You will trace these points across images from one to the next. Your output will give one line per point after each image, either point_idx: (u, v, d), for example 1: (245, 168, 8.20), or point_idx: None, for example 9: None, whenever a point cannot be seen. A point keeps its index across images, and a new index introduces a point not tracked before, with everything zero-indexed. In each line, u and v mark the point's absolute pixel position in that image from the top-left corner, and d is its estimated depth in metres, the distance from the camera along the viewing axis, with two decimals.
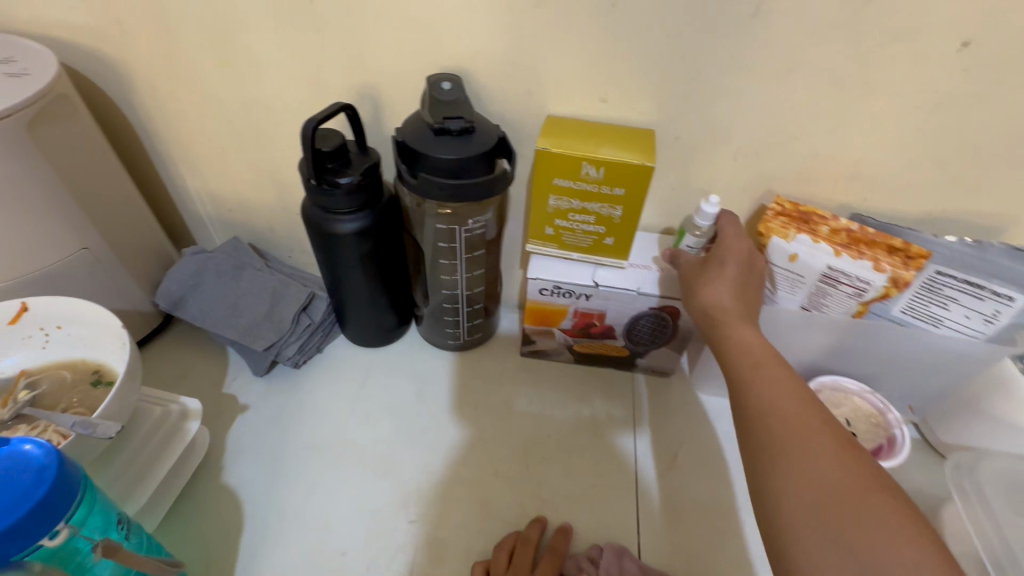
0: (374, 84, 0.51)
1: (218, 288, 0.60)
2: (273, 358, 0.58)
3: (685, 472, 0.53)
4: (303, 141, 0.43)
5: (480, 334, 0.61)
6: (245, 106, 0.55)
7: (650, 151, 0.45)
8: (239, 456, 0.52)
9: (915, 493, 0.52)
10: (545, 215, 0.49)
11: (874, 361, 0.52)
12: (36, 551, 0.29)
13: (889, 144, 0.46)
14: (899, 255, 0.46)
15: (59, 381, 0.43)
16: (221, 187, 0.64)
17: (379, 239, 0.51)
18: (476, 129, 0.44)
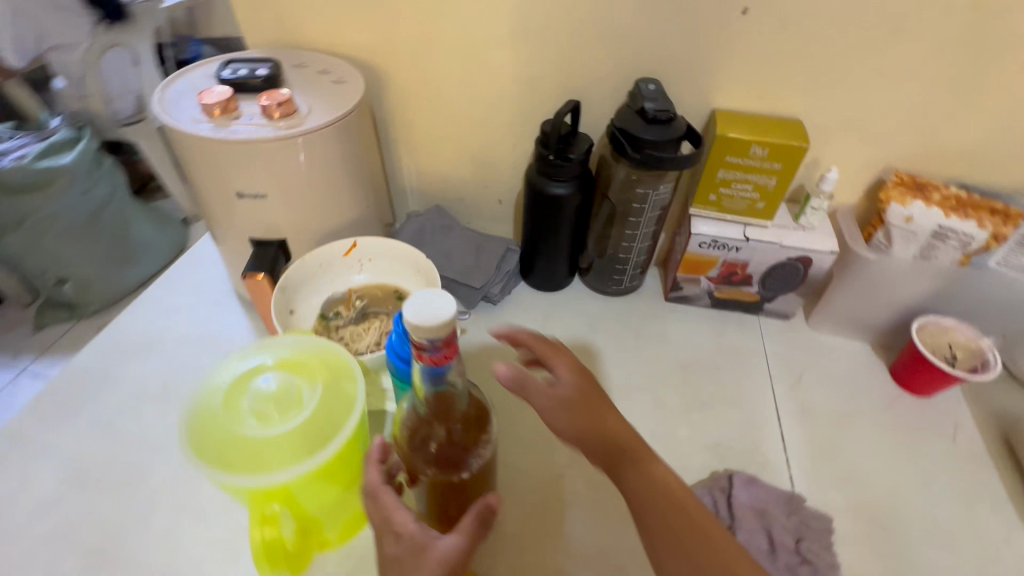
0: (579, 85, 0.67)
1: (436, 242, 0.78)
2: (482, 296, 0.75)
3: (810, 388, 0.68)
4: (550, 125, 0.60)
5: (636, 282, 0.78)
6: (471, 102, 0.72)
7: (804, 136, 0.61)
8: (468, 362, 0.71)
9: (1000, 409, 0.66)
10: (713, 184, 0.65)
11: (972, 303, 0.65)
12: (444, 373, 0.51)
13: (993, 130, 0.59)
14: (1000, 217, 0.59)
15: (376, 295, 0.62)
16: (430, 165, 0.82)
17: (579, 203, 0.68)
18: (674, 119, 0.60)
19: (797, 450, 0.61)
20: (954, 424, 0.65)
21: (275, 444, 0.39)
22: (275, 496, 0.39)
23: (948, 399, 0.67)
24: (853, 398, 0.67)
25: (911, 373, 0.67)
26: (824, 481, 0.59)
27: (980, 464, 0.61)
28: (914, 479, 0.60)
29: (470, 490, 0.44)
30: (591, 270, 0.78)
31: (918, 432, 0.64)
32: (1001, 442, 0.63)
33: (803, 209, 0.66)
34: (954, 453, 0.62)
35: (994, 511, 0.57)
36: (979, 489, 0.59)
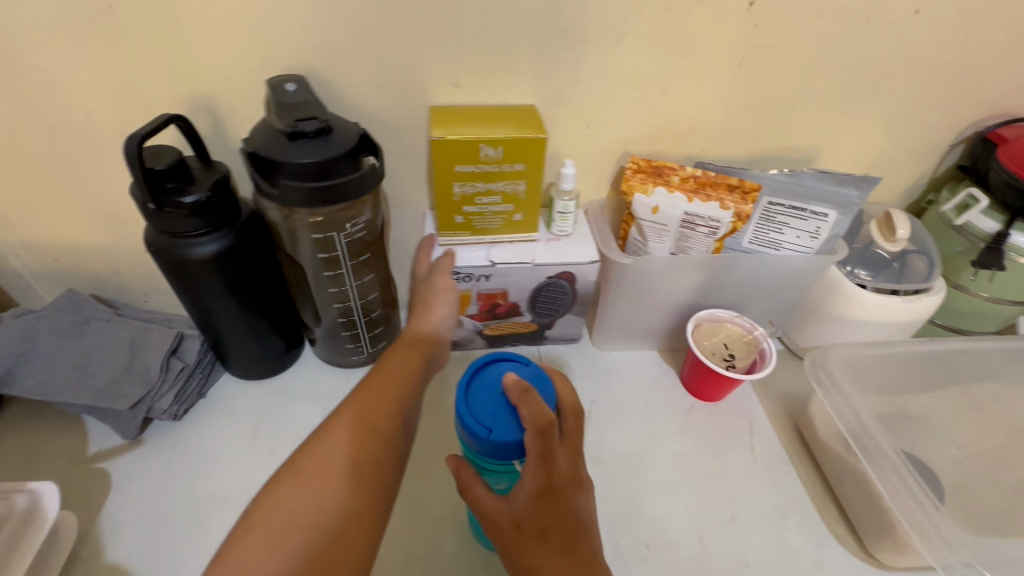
0: (208, 93, 0.46)
1: (57, 351, 0.52)
2: (146, 415, 0.51)
3: (601, 426, 0.56)
4: (132, 161, 0.39)
5: (385, 343, 0.59)
6: (53, 136, 0.47)
7: (541, 124, 0.45)
8: (124, 529, 0.46)
9: (787, 394, 0.60)
10: (452, 204, 0.47)
11: (737, 289, 0.58)
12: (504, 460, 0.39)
13: (710, 98, 0.52)
14: (739, 192, 0.52)
15: None
16: (41, 235, 0.54)
17: (239, 262, 0.47)
18: (334, 130, 0.42)
19: None
20: (749, 428, 0.57)
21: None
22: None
23: (739, 398, 0.60)
24: (647, 425, 0.57)
25: (697, 380, 0.58)
26: (623, 555, 0.47)
27: (779, 467, 0.54)
28: (719, 513, 0.50)
29: None
30: (317, 340, 0.58)
31: (716, 447, 0.55)
32: (794, 434, 0.57)
33: (553, 214, 0.51)
34: (754, 462, 0.54)
35: (800, 527, 0.50)
36: (783, 502, 0.51)
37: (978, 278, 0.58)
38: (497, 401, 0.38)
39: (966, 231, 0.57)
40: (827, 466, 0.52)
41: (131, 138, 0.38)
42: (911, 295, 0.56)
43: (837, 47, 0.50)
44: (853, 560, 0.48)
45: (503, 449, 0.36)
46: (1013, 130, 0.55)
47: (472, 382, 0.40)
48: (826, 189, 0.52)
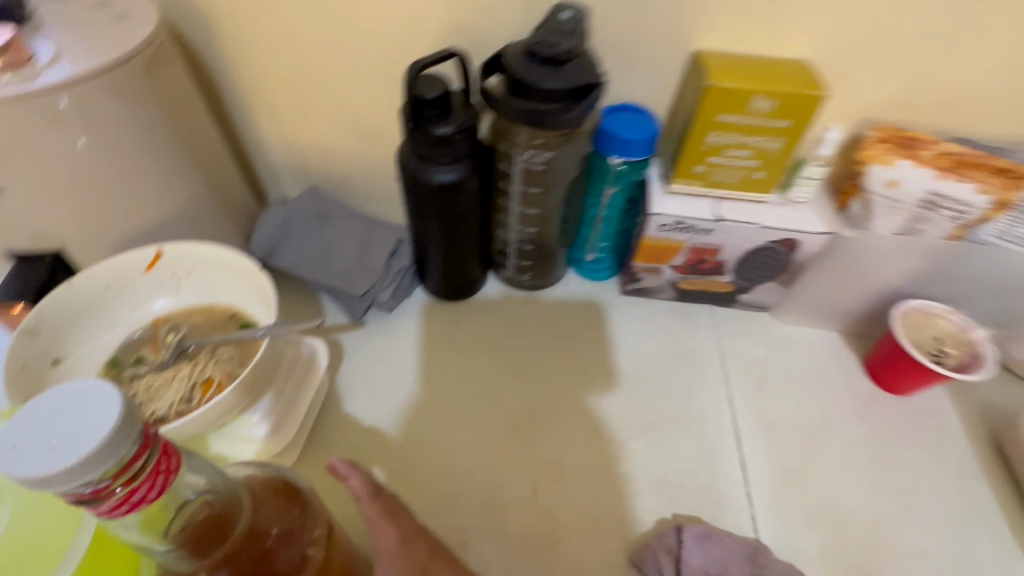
0: (470, 18, 0.49)
1: (306, 236, 0.61)
2: (369, 303, 0.59)
3: (775, 394, 0.56)
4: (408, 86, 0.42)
5: (554, 272, 0.63)
6: (331, 49, 0.54)
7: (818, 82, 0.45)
8: (355, 391, 0.55)
9: (989, 405, 0.56)
10: (700, 153, 0.49)
11: (963, 284, 0.53)
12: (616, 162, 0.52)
13: (997, 65, 0.46)
14: (1003, 178, 0.47)
15: (200, 323, 0.45)
16: (299, 137, 0.63)
17: (469, 190, 0.51)
18: (568, 62, 0.43)
19: (761, 481, 0.50)
20: (937, 428, 0.54)
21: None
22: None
23: (931, 397, 0.56)
24: (825, 403, 0.56)
25: (890, 370, 0.55)
26: (791, 517, 0.48)
27: (970, 476, 0.51)
28: (896, 505, 0.49)
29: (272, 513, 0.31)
30: (510, 265, 0.61)
31: (900, 441, 0.53)
32: (992, 447, 0.53)
33: (792, 178, 0.51)
34: (939, 464, 0.52)
35: (986, 538, 0.47)
36: (968, 509, 0.49)
37: None
38: (629, 122, 0.51)
39: None
40: None
41: (414, 65, 0.42)
42: None
43: None
44: None
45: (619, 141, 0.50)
46: None
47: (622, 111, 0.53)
48: None
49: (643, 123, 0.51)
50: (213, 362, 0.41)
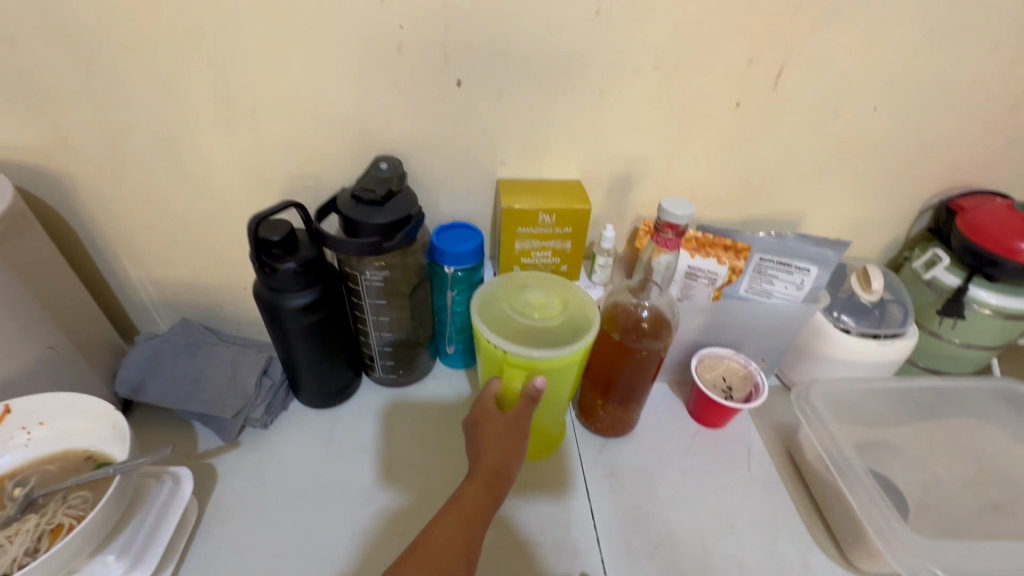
0: (312, 170, 0.60)
1: (175, 367, 0.64)
2: (241, 423, 0.62)
3: (618, 444, 0.65)
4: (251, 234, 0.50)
5: (419, 368, 0.70)
6: (192, 199, 0.61)
7: (585, 197, 0.60)
8: (228, 513, 0.56)
9: (781, 424, 0.69)
10: (513, 256, 0.61)
11: (735, 331, 0.69)
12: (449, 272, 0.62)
13: (708, 175, 0.64)
14: (733, 251, 0.63)
15: (50, 473, 0.46)
16: (166, 273, 0.68)
17: (323, 310, 0.57)
18: (389, 201, 0.54)
19: (609, 525, 0.57)
20: (746, 452, 0.66)
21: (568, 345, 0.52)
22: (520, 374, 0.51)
23: (739, 426, 0.68)
24: (660, 446, 0.66)
25: (701, 409, 0.67)
26: (635, 552, 0.55)
27: (773, 486, 0.62)
28: (718, 522, 0.58)
29: (642, 328, 0.57)
30: (378, 367, 0.68)
31: (718, 468, 0.64)
32: (787, 459, 0.65)
33: (592, 267, 0.65)
34: (750, 481, 0.63)
35: (788, 537, 0.58)
36: (773, 515, 0.59)
37: (943, 325, 0.68)
38: (457, 239, 0.62)
39: (934, 285, 0.67)
40: (815, 487, 0.60)
41: (254, 218, 0.50)
42: (887, 338, 0.65)
43: (811, 136, 0.62)
44: (835, 567, 0.55)
45: (451, 256, 0.60)
46: (970, 201, 0.65)
47: (445, 228, 0.63)
48: (807, 249, 0.63)
49: (467, 238, 0.62)
50: (64, 508, 0.43)
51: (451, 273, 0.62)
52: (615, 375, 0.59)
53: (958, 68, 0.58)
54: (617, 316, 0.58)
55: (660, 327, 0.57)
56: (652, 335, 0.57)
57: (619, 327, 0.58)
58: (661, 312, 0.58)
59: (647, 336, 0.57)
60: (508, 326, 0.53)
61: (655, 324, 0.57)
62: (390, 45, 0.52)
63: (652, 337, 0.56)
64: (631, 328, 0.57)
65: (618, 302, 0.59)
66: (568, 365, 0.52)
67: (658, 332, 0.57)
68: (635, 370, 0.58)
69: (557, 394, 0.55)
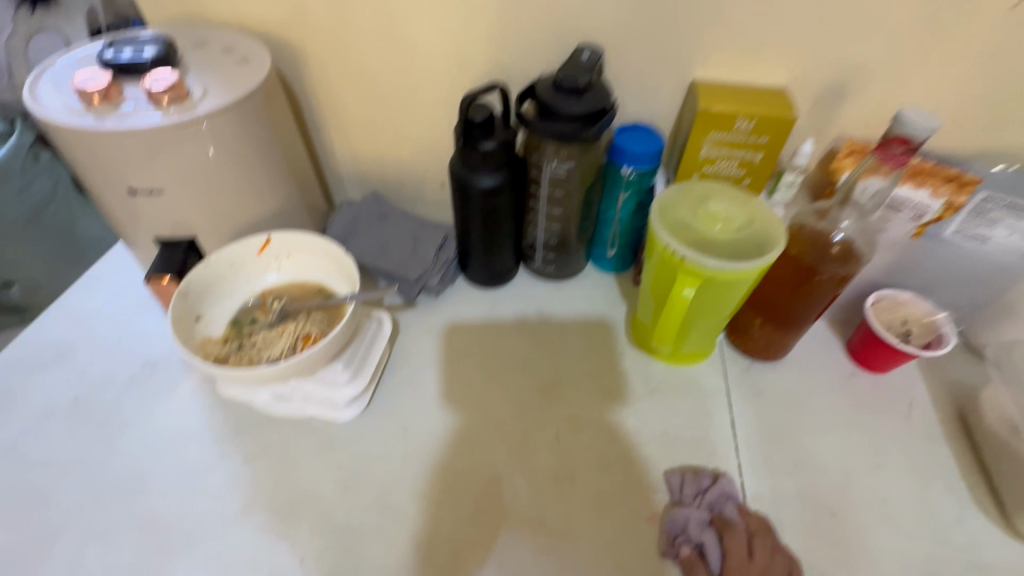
0: (508, 56, 0.62)
1: (369, 232, 0.74)
2: (421, 288, 0.71)
3: (765, 368, 0.65)
4: (462, 111, 0.54)
5: (573, 265, 0.74)
6: (397, 79, 0.67)
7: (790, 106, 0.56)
8: (409, 358, 0.66)
9: (956, 382, 0.64)
10: (696, 162, 0.60)
11: (926, 275, 0.62)
12: (627, 173, 0.62)
13: (944, 92, 0.55)
14: (955, 183, 0.55)
15: (296, 295, 0.57)
16: (364, 148, 0.76)
17: (506, 194, 0.62)
18: (587, 91, 0.55)
19: (748, 438, 0.59)
20: (908, 401, 0.62)
21: (753, 257, 0.51)
22: (694, 282, 0.52)
23: (904, 375, 0.64)
24: (810, 378, 0.64)
25: (865, 350, 0.64)
26: (772, 466, 0.57)
27: (935, 441, 0.59)
28: (865, 460, 0.57)
29: (829, 252, 0.54)
30: (538, 259, 0.73)
31: (873, 411, 0.61)
32: (956, 417, 0.61)
33: (776, 184, 0.61)
34: (908, 430, 0.60)
35: (943, 489, 0.55)
36: (930, 466, 0.57)
37: None
38: (642, 139, 0.61)
39: None
40: (988, 451, 0.56)
41: (466, 96, 0.54)
42: None
43: None
44: (994, 529, 0.53)
45: (635, 155, 0.60)
46: None
47: (628, 128, 0.63)
48: None
49: (650, 139, 0.62)
50: (310, 322, 0.54)
51: (629, 174, 0.62)
52: (789, 299, 0.58)
53: None
54: (803, 238, 0.55)
55: (849, 255, 0.54)
56: (841, 261, 0.54)
57: (804, 248, 0.55)
58: (854, 239, 0.54)
59: (834, 260, 0.54)
60: (691, 234, 0.53)
61: (846, 251, 0.54)
62: None
63: (841, 262, 0.53)
64: (817, 251, 0.54)
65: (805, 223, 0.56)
66: (745, 281, 0.52)
67: (847, 258, 0.54)
68: (810, 296, 0.56)
69: (722, 308, 0.55)
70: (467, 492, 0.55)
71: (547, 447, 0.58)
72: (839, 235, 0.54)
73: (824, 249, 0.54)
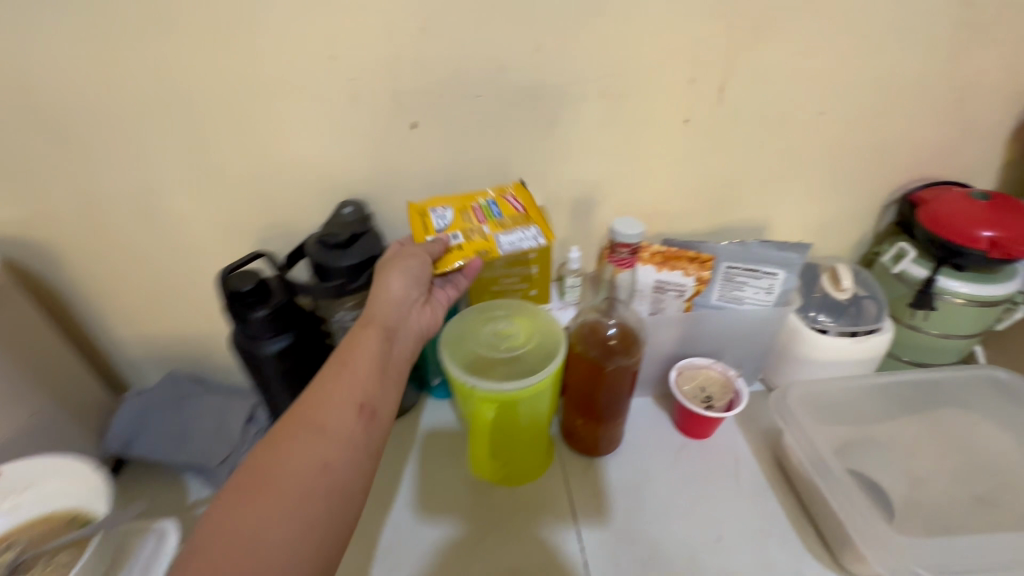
0: (282, 217, 0.62)
1: (163, 420, 0.65)
2: (230, 471, 0.63)
3: (603, 462, 0.65)
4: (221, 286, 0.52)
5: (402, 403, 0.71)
6: (170, 255, 0.64)
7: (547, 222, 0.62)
8: None
9: (767, 429, 0.69)
10: (482, 284, 0.63)
11: (711, 339, 0.69)
12: None
13: (667, 189, 0.66)
14: (698, 262, 0.63)
15: (36, 536, 0.47)
16: (152, 328, 0.70)
17: (299, 354, 0.59)
18: (353, 244, 0.56)
19: (596, 546, 0.57)
20: (733, 460, 0.66)
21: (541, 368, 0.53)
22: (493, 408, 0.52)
23: (725, 434, 0.68)
24: (646, 462, 0.66)
25: (685, 420, 0.67)
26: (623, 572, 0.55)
27: (763, 494, 0.62)
28: (707, 536, 0.58)
29: (609, 345, 0.57)
30: None
31: (705, 479, 0.63)
32: (775, 464, 0.65)
33: (562, 288, 0.66)
34: (739, 490, 0.62)
35: (778, 545, 0.57)
36: (764, 524, 0.59)
37: (917, 317, 0.68)
38: None
39: (904, 278, 0.67)
40: (804, 492, 0.60)
41: (223, 271, 0.52)
42: (863, 335, 0.66)
43: (763, 144, 0.63)
44: (828, 573, 0.55)
45: None
46: (931, 192, 0.66)
47: None
48: (772, 253, 0.64)
49: None
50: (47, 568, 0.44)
51: None
52: (593, 393, 0.60)
53: (896, 68, 0.59)
54: (584, 336, 0.59)
55: (629, 345, 0.58)
56: (622, 351, 0.57)
57: (587, 346, 0.58)
58: (629, 330, 0.58)
59: (614, 352, 0.57)
60: (480, 359, 0.54)
61: (624, 341, 0.58)
62: (345, 96, 0.55)
63: (622, 353, 0.57)
64: (598, 346, 0.58)
65: (583, 322, 0.59)
66: (540, 392, 0.53)
67: (626, 348, 0.57)
68: (609, 388, 0.58)
69: (532, 419, 0.56)
70: None
71: None
72: (613, 328, 0.58)
73: (603, 343, 0.58)
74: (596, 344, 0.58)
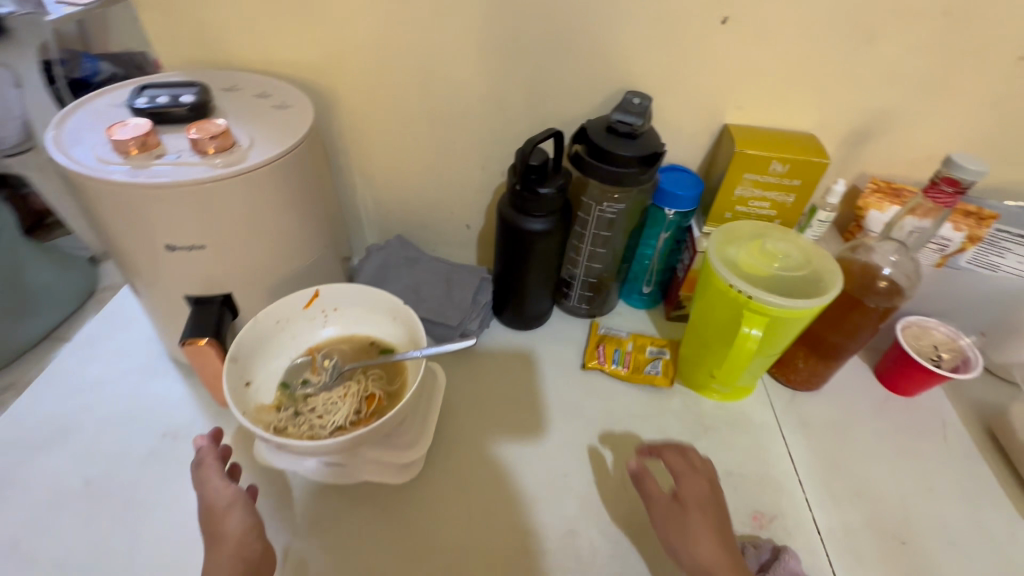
0: (550, 101, 0.62)
1: (400, 276, 0.71)
2: (460, 334, 0.68)
3: (808, 397, 0.66)
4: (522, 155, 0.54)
5: (607, 305, 0.74)
6: (432, 123, 0.65)
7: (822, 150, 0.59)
8: (456, 409, 0.63)
9: (978, 400, 0.67)
10: (729, 201, 0.63)
11: (944, 301, 0.67)
12: (672, 214, 0.64)
13: (957, 135, 0.60)
14: (974, 218, 0.60)
15: (347, 353, 0.54)
16: (390, 192, 0.74)
17: (555, 238, 0.61)
18: (642, 136, 0.56)
19: (807, 468, 0.60)
20: (941, 422, 0.65)
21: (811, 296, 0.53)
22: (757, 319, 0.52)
23: (932, 397, 0.68)
24: (850, 405, 0.66)
25: (896, 374, 0.66)
26: (835, 496, 0.57)
27: (974, 459, 0.62)
28: (918, 484, 0.59)
29: (874, 285, 0.57)
30: (574, 297, 0.72)
31: (913, 434, 0.64)
32: (986, 434, 0.64)
33: (809, 221, 0.64)
34: (949, 450, 0.63)
35: (992, 508, 0.58)
36: (976, 485, 0.60)
37: None
38: (684, 180, 0.64)
39: None
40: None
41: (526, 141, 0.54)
42: None
43: None
44: None
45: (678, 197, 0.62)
46: None
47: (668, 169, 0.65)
48: None
49: (693, 179, 0.64)
50: (369, 381, 0.50)
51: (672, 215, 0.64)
52: (831, 330, 0.60)
53: None
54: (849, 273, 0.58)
55: (894, 292, 0.56)
56: (889, 296, 0.56)
57: (851, 282, 0.58)
58: (898, 277, 0.57)
59: (881, 294, 0.56)
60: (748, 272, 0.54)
61: (891, 287, 0.56)
62: None
63: (888, 297, 0.56)
64: (865, 285, 0.57)
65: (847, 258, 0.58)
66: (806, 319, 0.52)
67: (892, 293, 0.56)
68: (857, 328, 0.59)
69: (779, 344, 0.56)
70: (543, 555, 0.52)
71: (616, 497, 0.56)
72: (886, 268, 0.57)
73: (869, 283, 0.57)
74: (863, 283, 0.57)
